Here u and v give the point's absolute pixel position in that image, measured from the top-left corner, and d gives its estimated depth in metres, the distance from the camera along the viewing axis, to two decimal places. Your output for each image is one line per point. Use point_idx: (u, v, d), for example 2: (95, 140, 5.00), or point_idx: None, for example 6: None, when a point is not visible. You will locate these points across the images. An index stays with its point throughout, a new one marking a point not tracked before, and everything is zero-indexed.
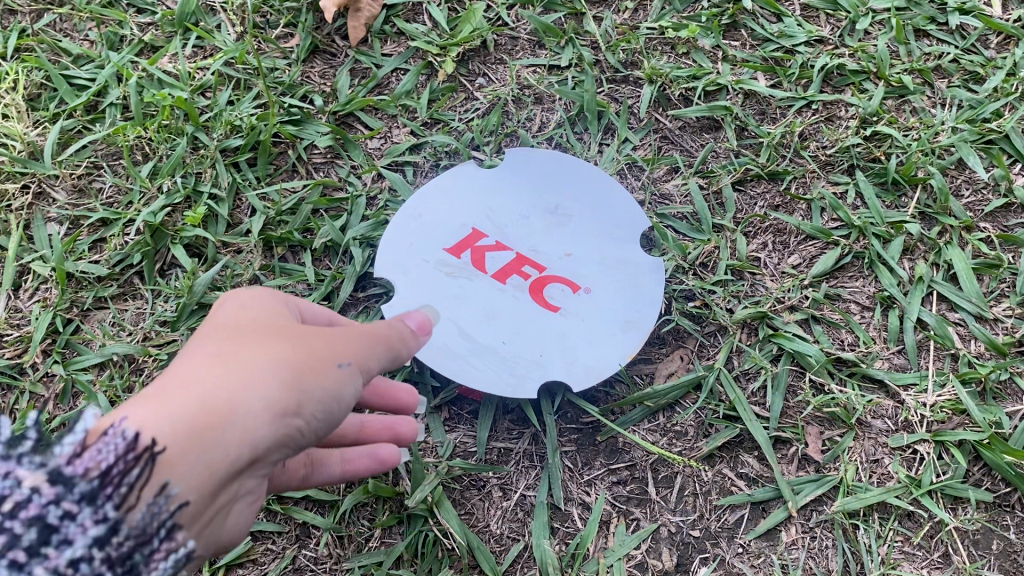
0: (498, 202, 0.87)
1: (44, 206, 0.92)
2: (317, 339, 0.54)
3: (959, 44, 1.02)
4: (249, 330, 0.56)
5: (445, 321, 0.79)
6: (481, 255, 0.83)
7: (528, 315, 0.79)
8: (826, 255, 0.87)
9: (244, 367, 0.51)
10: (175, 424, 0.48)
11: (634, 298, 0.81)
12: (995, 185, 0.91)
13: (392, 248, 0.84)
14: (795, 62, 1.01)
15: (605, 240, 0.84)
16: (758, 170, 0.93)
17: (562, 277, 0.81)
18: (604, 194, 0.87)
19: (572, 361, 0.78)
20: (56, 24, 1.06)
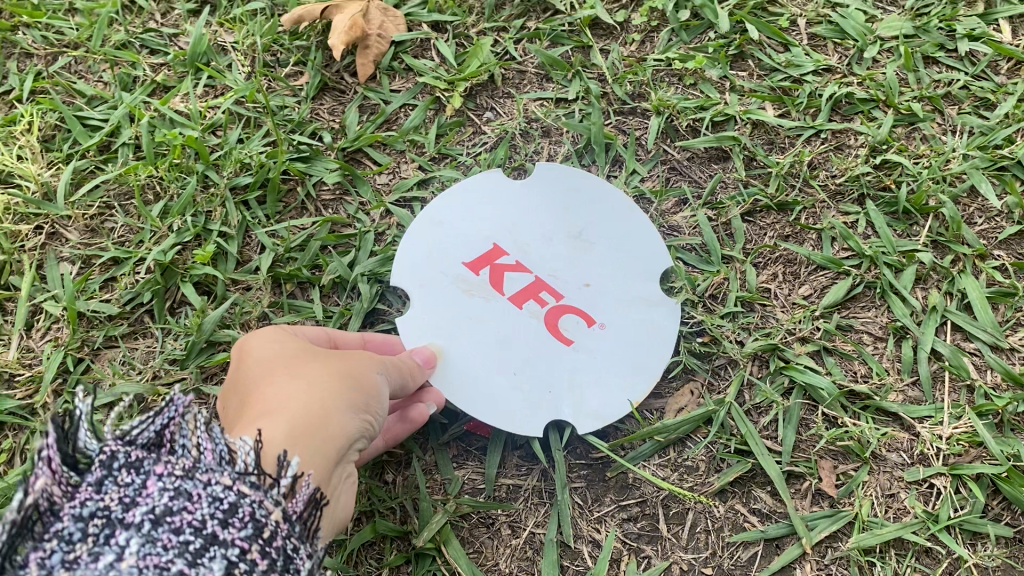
0: (521, 220, 0.87)
1: (57, 246, 0.93)
2: (360, 354, 0.68)
3: (970, 71, 1.02)
4: (292, 355, 0.66)
5: (457, 342, 0.80)
6: (499, 274, 0.83)
7: (539, 345, 0.80)
8: (837, 285, 0.86)
9: (315, 383, 0.62)
10: (285, 428, 0.58)
11: (647, 341, 0.81)
12: (1009, 212, 0.90)
13: (410, 255, 0.85)
14: (802, 91, 1.01)
15: (626, 273, 0.84)
16: (767, 201, 0.92)
17: (578, 309, 0.81)
18: (628, 223, 0.86)
19: (580, 398, 0.79)
20: (70, 67, 1.08)
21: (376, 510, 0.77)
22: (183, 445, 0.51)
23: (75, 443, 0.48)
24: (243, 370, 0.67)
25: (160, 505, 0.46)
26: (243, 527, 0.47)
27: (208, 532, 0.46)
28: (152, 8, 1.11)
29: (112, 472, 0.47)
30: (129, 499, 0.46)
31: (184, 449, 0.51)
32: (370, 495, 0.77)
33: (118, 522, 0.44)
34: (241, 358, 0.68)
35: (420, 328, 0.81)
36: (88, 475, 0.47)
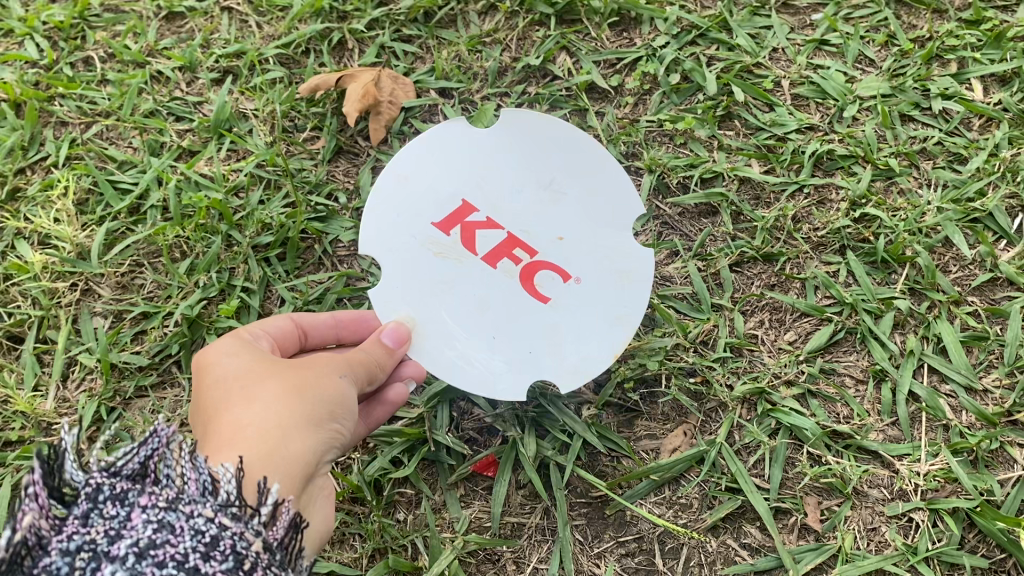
0: (482, 170, 0.90)
1: (91, 301, 1.01)
2: (321, 362, 0.74)
3: (944, 127, 1.09)
4: (251, 372, 0.71)
5: (436, 312, 0.85)
6: (471, 233, 0.87)
7: (517, 303, 0.85)
8: (820, 331, 0.92)
9: (275, 404, 0.68)
10: (248, 452, 0.64)
11: (623, 292, 0.86)
12: (981, 260, 0.97)
13: (380, 218, 0.88)
14: (786, 148, 1.08)
15: (597, 221, 0.88)
16: (753, 252, 0.98)
17: (553, 264, 0.86)
18: (590, 157, 0.90)
19: (564, 356, 0.85)
20: (103, 135, 1.16)
21: (389, 548, 0.83)
22: (166, 475, 0.56)
23: (62, 475, 0.53)
24: (205, 384, 0.72)
25: (144, 537, 0.50)
26: (224, 560, 0.51)
27: (191, 564, 0.49)
28: (178, 77, 1.20)
29: (98, 505, 0.52)
30: (115, 531, 0.50)
31: (168, 479, 0.56)
32: (383, 533, 0.83)
33: (104, 553, 0.48)
34: (202, 373, 0.73)
35: (400, 298, 0.85)
36: (76, 508, 0.52)
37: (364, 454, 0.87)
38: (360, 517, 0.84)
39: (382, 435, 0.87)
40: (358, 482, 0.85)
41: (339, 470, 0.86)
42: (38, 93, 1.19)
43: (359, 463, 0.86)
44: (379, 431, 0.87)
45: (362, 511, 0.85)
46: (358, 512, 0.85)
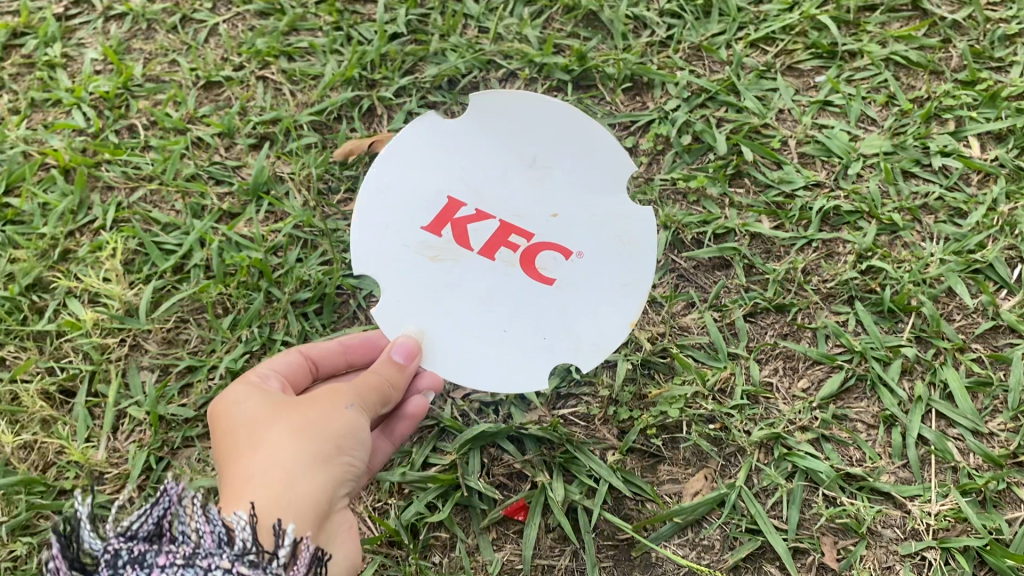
0: (467, 166, 0.95)
1: (138, 356, 1.07)
2: (325, 398, 0.80)
3: (944, 183, 1.15)
4: (258, 417, 0.78)
5: (443, 316, 0.89)
6: (463, 229, 0.91)
7: (523, 287, 0.89)
8: (832, 378, 0.97)
9: (285, 448, 0.74)
10: (261, 499, 0.71)
11: (625, 258, 0.91)
12: (984, 309, 1.02)
13: (369, 234, 0.92)
14: (795, 205, 1.13)
15: (585, 191, 0.93)
16: (766, 303, 1.03)
17: (551, 245, 0.91)
18: (573, 132, 0.95)
19: (580, 336, 0.89)
20: (148, 199, 1.24)
21: None
22: (182, 532, 0.60)
23: (80, 545, 0.56)
24: (222, 430, 0.80)
25: None
26: None
27: None
28: (217, 143, 1.28)
29: (119, 569, 0.55)
30: None
31: (183, 535, 0.60)
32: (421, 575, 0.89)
33: None
34: (220, 421, 0.81)
35: (406, 308, 0.89)
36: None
37: (400, 500, 0.93)
38: (397, 560, 0.90)
39: (417, 481, 0.92)
40: (395, 526, 0.90)
41: (378, 516, 0.92)
42: (86, 159, 1.27)
43: (396, 508, 0.92)
44: (414, 477, 0.92)
45: (399, 554, 0.90)
46: (396, 556, 0.90)
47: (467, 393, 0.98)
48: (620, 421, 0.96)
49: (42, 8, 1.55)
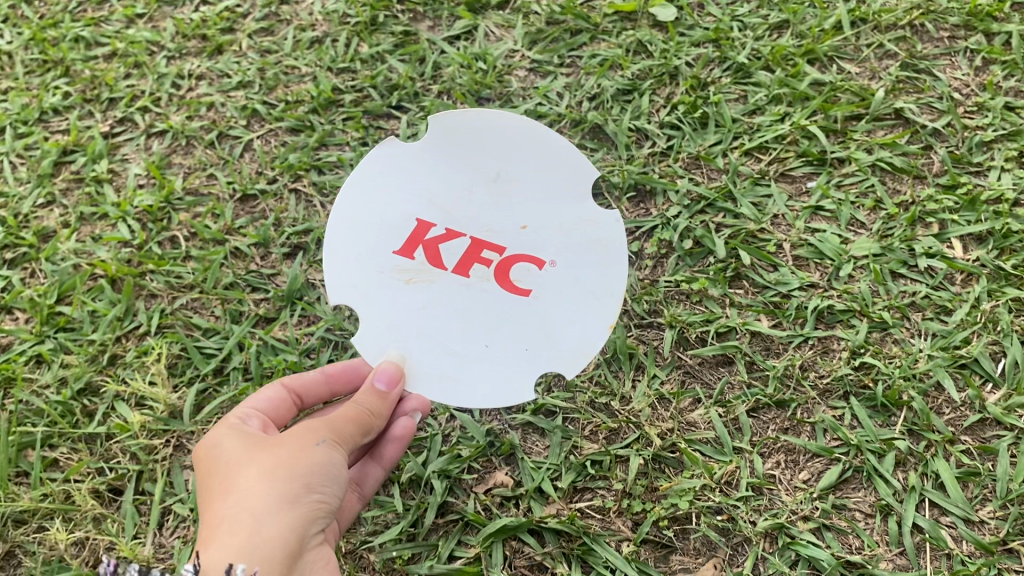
0: (434, 191, 1.09)
1: (181, 456, 1.18)
2: (296, 437, 0.89)
3: (930, 282, 1.24)
4: (237, 461, 0.89)
5: (428, 338, 1.03)
6: (437, 252, 1.06)
7: (500, 299, 1.04)
8: (830, 470, 1.09)
9: (255, 489, 0.84)
10: (231, 539, 0.81)
11: (593, 260, 1.06)
12: (970, 402, 1.11)
13: (349, 268, 1.07)
14: (791, 304, 1.22)
15: (547, 201, 1.08)
16: (766, 398, 1.14)
17: (522, 256, 1.05)
18: (535, 151, 1.10)
19: (558, 340, 1.03)
20: (189, 305, 1.33)
21: None
22: None
23: None
24: (210, 470, 0.91)
25: None
26: None
27: None
28: (253, 253, 1.38)
29: None
30: None
31: None
32: None
33: None
34: (208, 463, 0.92)
35: (394, 334, 1.03)
36: None
37: None
38: None
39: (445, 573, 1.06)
40: None
41: None
42: (132, 269, 1.37)
43: None
44: (443, 569, 1.06)
45: None
46: None
47: (489, 489, 1.13)
48: (634, 513, 1.09)
49: (90, 126, 1.73)
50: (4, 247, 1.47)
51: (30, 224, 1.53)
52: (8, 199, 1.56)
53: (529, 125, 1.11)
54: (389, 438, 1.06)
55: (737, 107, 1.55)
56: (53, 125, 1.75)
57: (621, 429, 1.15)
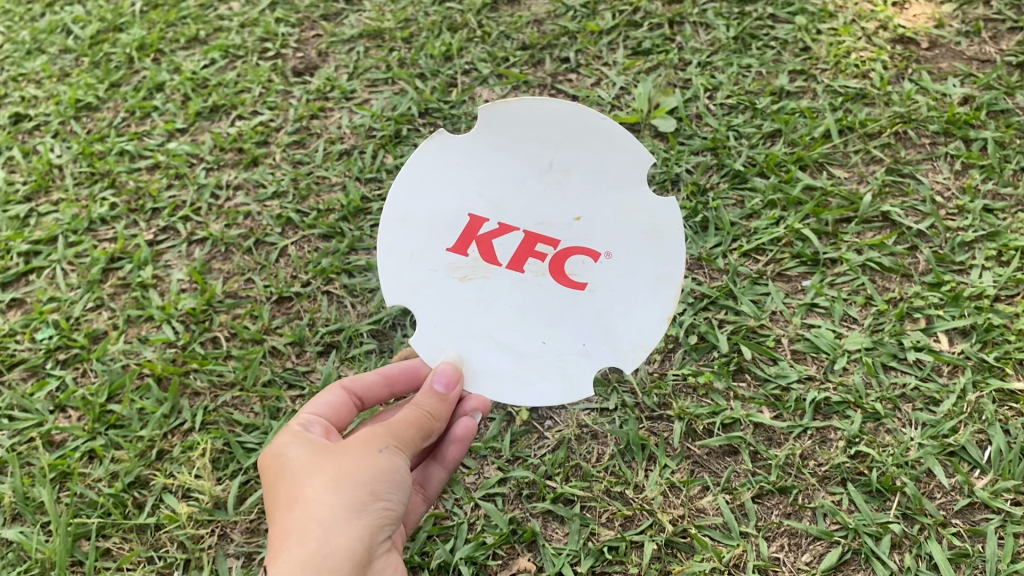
0: (489, 186, 1.20)
1: (225, 543, 1.35)
2: (361, 445, 1.07)
3: (919, 373, 1.37)
4: (311, 465, 1.07)
5: (487, 337, 1.16)
6: (493, 249, 1.18)
7: (556, 295, 1.16)
8: (830, 553, 1.24)
9: (329, 488, 1.02)
10: (311, 527, 0.99)
11: (647, 250, 1.16)
12: (960, 486, 1.26)
13: (410, 267, 1.19)
14: (790, 396, 1.37)
15: (599, 190, 1.17)
16: (770, 486, 1.30)
17: (576, 250, 1.16)
18: (587, 136, 1.18)
19: (614, 334, 1.16)
20: (230, 402, 1.49)
21: None
22: None
23: None
24: (285, 470, 1.09)
25: None
26: None
27: None
28: (289, 352, 1.54)
29: None
30: None
31: None
32: None
33: None
34: (284, 464, 1.09)
35: (457, 332, 1.17)
36: None
37: None
38: None
39: None
40: None
41: None
42: (177, 368, 1.51)
43: None
44: None
45: None
46: None
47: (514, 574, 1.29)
48: None
49: (136, 235, 1.87)
50: (57, 348, 1.60)
51: (81, 326, 1.65)
52: (60, 303, 1.69)
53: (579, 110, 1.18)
54: (451, 439, 1.23)
55: (735, 211, 1.67)
56: (101, 234, 1.88)
57: (636, 517, 1.31)
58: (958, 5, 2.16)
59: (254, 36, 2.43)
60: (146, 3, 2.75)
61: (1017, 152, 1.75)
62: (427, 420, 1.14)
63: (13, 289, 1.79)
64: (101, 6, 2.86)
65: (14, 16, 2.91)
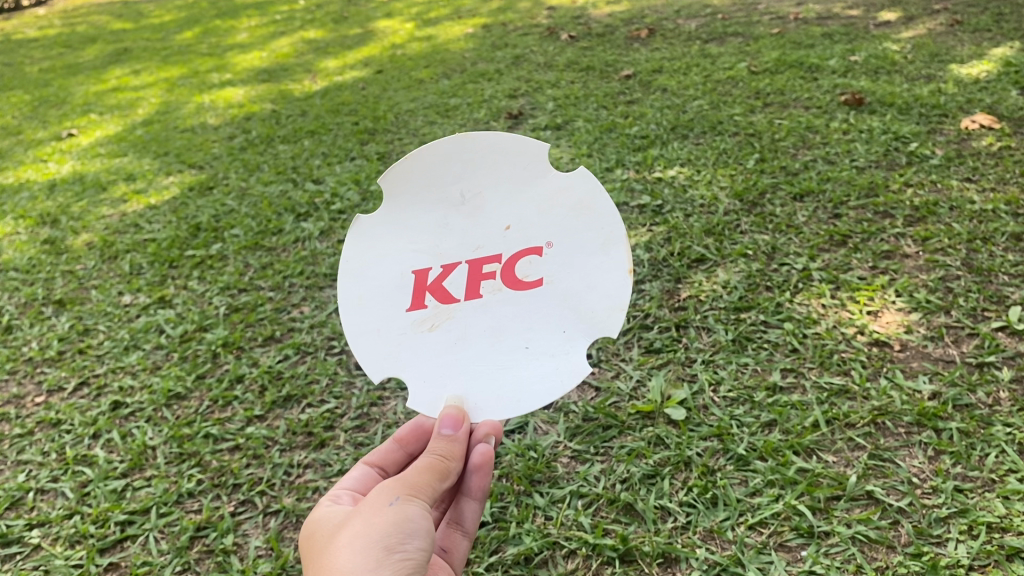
0: (424, 239, 1.57)
1: None
2: (377, 507, 1.28)
3: None
4: (337, 540, 1.28)
5: (476, 366, 1.50)
6: (450, 290, 1.54)
7: (518, 297, 1.52)
8: None
9: (351, 552, 1.22)
10: None
11: (581, 221, 1.55)
12: None
13: (376, 340, 1.54)
14: None
15: (512, 198, 1.57)
16: None
17: (522, 261, 1.54)
18: (480, 155, 1.57)
19: (586, 309, 1.51)
20: None
21: None
22: None
23: None
24: (320, 553, 1.30)
25: None
26: None
27: None
28: None
29: None
30: None
31: None
32: None
33: None
34: (320, 549, 1.31)
35: (451, 373, 1.50)
36: None
37: None
38: None
39: None
40: None
41: None
42: None
43: None
44: None
45: None
46: None
47: None
48: None
49: (219, 505, 2.16)
50: None
51: None
52: (151, 566, 1.98)
53: (462, 137, 1.57)
54: (474, 474, 1.60)
55: (740, 488, 2.00)
56: (188, 505, 2.18)
57: None
58: (923, 314, 2.58)
59: (323, 337, 2.91)
60: (229, 309, 3.29)
61: (981, 439, 2.04)
62: (439, 461, 1.42)
63: (109, 553, 2.06)
64: (189, 309, 3.37)
65: (114, 318, 3.41)
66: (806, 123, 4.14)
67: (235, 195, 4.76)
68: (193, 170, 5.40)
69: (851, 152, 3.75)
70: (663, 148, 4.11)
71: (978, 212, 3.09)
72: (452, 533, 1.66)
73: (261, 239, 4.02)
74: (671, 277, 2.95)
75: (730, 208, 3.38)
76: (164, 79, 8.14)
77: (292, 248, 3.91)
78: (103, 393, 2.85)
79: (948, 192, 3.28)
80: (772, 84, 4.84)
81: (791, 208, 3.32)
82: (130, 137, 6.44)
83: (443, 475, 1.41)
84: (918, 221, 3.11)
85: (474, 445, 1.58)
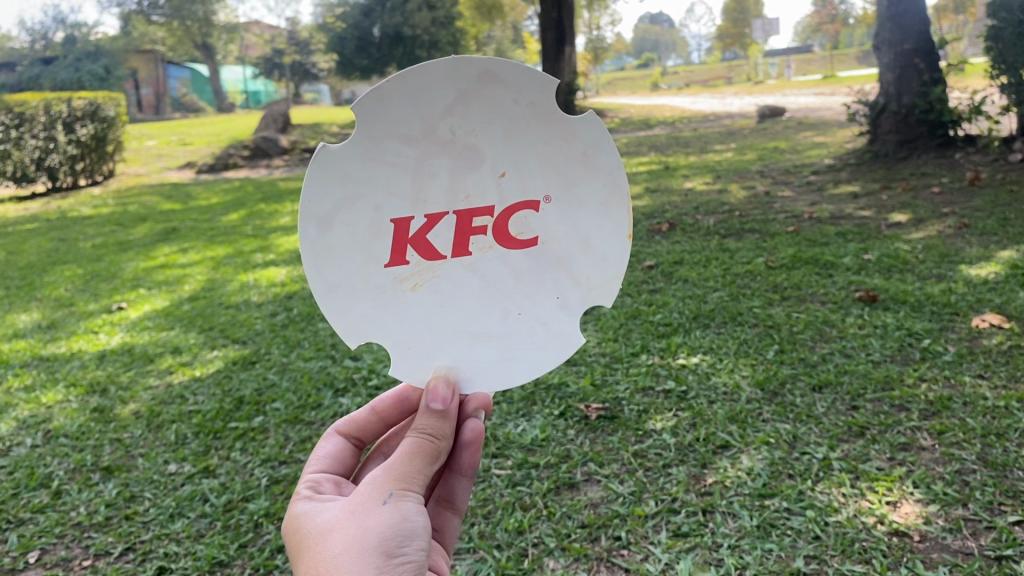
0: (404, 185, 1.58)
1: None
2: (371, 508, 1.42)
3: None
4: (328, 540, 1.41)
5: (466, 333, 1.62)
6: (434, 247, 1.61)
7: (509, 255, 1.62)
8: None
9: (345, 558, 1.36)
10: None
11: (581, 170, 1.60)
12: None
13: (354, 296, 1.61)
14: None
15: (508, 141, 1.57)
16: None
17: (513, 215, 1.60)
18: (474, 86, 1.54)
19: (579, 273, 1.63)
20: None
21: None
22: None
23: None
24: (308, 548, 1.44)
25: None
26: None
27: None
28: None
29: None
30: None
31: None
32: None
33: None
34: (308, 544, 1.45)
35: (440, 340, 1.62)
36: None
37: None
38: None
39: None
40: None
41: None
42: None
43: None
44: None
45: None
46: None
47: None
48: None
49: None
50: None
51: None
52: None
53: (459, 62, 1.52)
54: (463, 452, 1.71)
55: None
56: None
57: None
58: (941, 505, 2.69)
59: None
60: (270, 480, 3.44)
61: None
62: (429, 443, 1.52)
63: None
64: (232, 479, 3.52)
65: (160, 485, 3.56)
66: (823, 317, 4.39)
67: (276, 370, 5.01)
68: (236, 345, 5.69)
69: (867, 346, 3.96)
70: (686, 336, 4.35)
71: (991, 408, 3.23)
72: (444, 513, 1.75)
73: (302, 413, 4.22)
74: (696, 462, 3.08)
75: (751, 396, 3.56)
76: (210, 258, 8.64)
77: (330, 423, 4.10)
78: (148, 559, 2.97)
79: (961, 388, 3.45)
80: (788, 279, 5.13)
81: (811, 399, 3.49)
82: (176, 312, 6.81)
83: (433, 458, 1.52)
84: (934, 414, 3.26)
85: (466, 421, 1.68)
